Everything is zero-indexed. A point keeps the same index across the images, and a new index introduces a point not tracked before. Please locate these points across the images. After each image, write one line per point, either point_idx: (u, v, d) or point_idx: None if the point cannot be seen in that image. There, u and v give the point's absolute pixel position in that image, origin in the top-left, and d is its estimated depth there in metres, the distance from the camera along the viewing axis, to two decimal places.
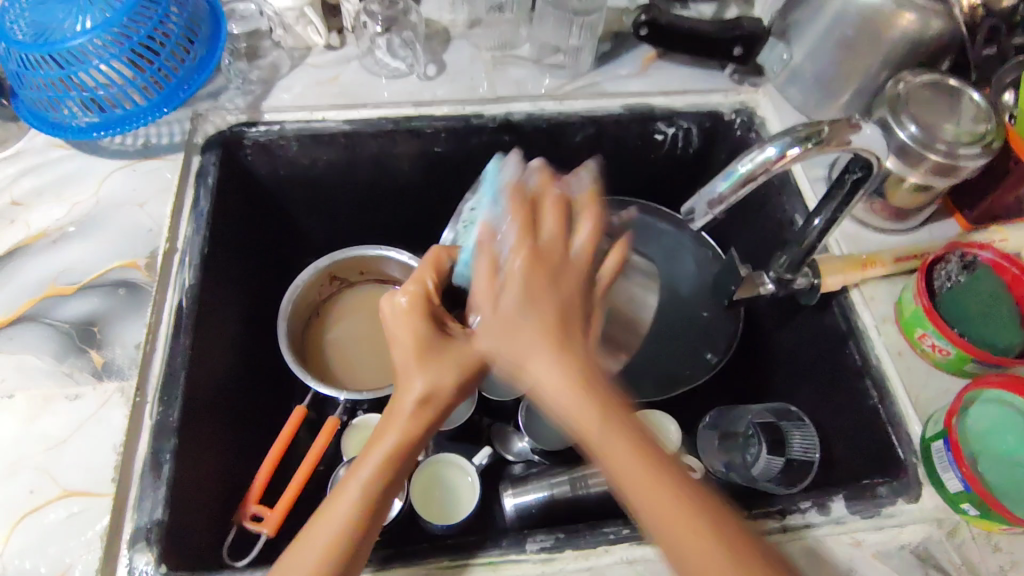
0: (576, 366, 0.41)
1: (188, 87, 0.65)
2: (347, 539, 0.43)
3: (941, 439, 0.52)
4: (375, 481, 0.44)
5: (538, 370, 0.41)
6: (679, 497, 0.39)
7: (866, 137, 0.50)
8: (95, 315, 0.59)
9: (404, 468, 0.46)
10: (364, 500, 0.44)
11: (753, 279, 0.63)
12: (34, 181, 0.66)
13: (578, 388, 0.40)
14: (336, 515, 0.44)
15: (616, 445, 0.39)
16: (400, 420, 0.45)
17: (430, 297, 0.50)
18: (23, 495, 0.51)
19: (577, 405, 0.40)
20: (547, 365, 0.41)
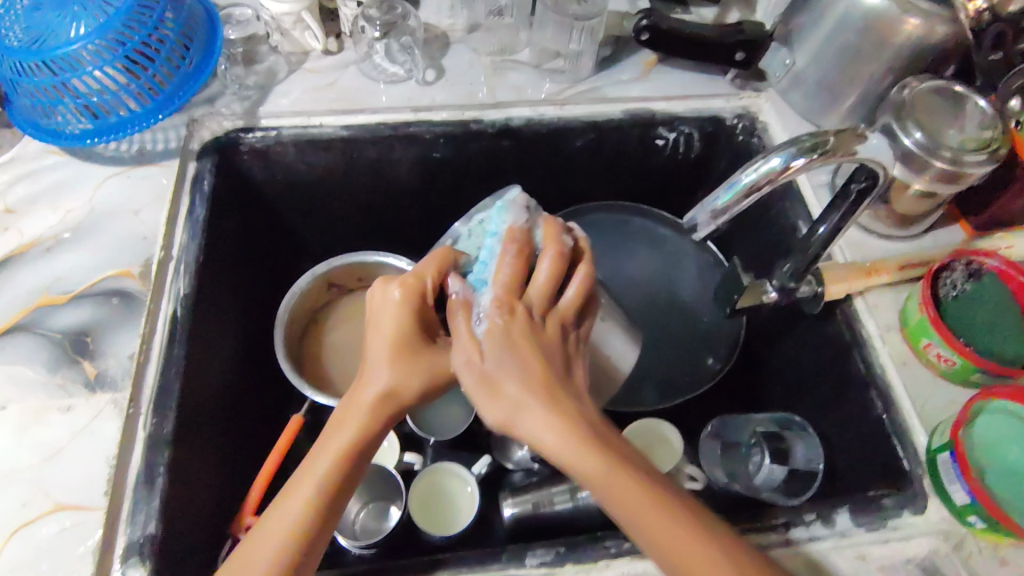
0: (561, 417, 0.43)
1: (183, 94, 0.64)
2: (297, 539, 0.42)
3: (947, 451, 0.51)
4: (330, 477, 0.44)
5: (529, 423, 0.43)
6: (678, 529, 0.40)
7: (870, 148, 0.50)
8: (89, 325, 0.58)
9: (365, 457, 0.46)
10: (319, 499, 0.43)
11: (758, 287, 0.62)
12: (28, 189, 0.65)
13: (565, 430, 0.42)
14: (302, 493, 0.43)
15: (618, 486, 0.41)
16: (371, 404, 0.46)
17: (427, 295, 0.51)
18: (15, 509, 0.50)
19: (561, 443, 0.42)
20: (536, 418, 0.43)
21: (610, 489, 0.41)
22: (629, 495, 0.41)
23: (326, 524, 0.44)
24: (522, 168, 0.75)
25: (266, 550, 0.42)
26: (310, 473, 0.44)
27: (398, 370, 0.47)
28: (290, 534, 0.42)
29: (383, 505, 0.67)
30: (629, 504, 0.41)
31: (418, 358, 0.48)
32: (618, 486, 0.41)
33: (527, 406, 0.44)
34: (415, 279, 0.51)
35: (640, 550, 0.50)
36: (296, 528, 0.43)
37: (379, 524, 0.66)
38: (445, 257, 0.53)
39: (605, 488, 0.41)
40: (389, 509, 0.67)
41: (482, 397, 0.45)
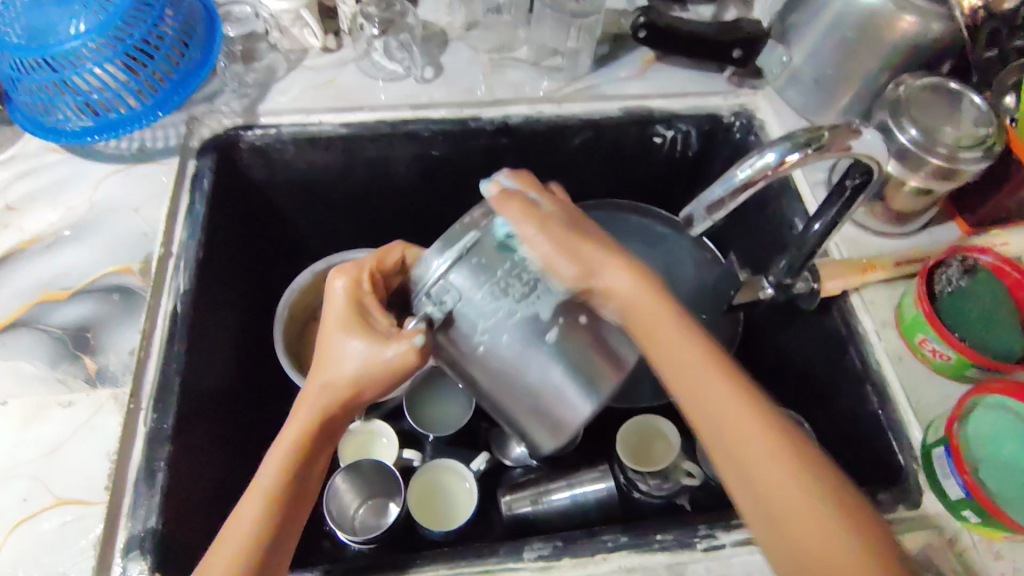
0: (681, 317, 0.47)
1: (183, 90, 0.65)
2: (257, 528, 0.45)
3: (942, 446, 0.52)
4: (280, 467, 0.48)
5: (629, 300, 0.47)
6: (759, 423, 0.43)
7: (866, 143, 0.50)
8: (89, 321, 0.58)
9: (318, 447, 0.50)
10: (272, 488, 0.47)
11: (754, 283, 0.63)
12: (29, 185, 0.65)
13: (687, 330, 0.46)
14: (254, 497, 0.47)
15: (711, 379, 0.45)
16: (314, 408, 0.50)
17: (361, 283, 0.53)
18: (16, 503, 0.50)
19: (677, 334, 0.46)
20: (671, 327, 0.46)
21: (692, 381, 0.45)
22: (712, 385, 0.45)
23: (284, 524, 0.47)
24: (520, 165, 0.75)
25: (227, 556, 0.44)
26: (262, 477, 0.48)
27: (333, 370, 0.50)
28: (245, 535, 0.45)
29: (382, 502, 0.67)
30: (710, 399, 0.44)
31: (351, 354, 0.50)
32: (711, 382, 0.45)
33: (630, 289, 0.47)
34: (353, 266, 0.54)
35: (636, 544, 0.51)
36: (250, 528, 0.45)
37: (378, 521, 0.65)
38: (382, 252, 0.56)
39: (699, 380, 0.45)
40: (389, 506, 0.66)
41: (563, 262, 0.46)
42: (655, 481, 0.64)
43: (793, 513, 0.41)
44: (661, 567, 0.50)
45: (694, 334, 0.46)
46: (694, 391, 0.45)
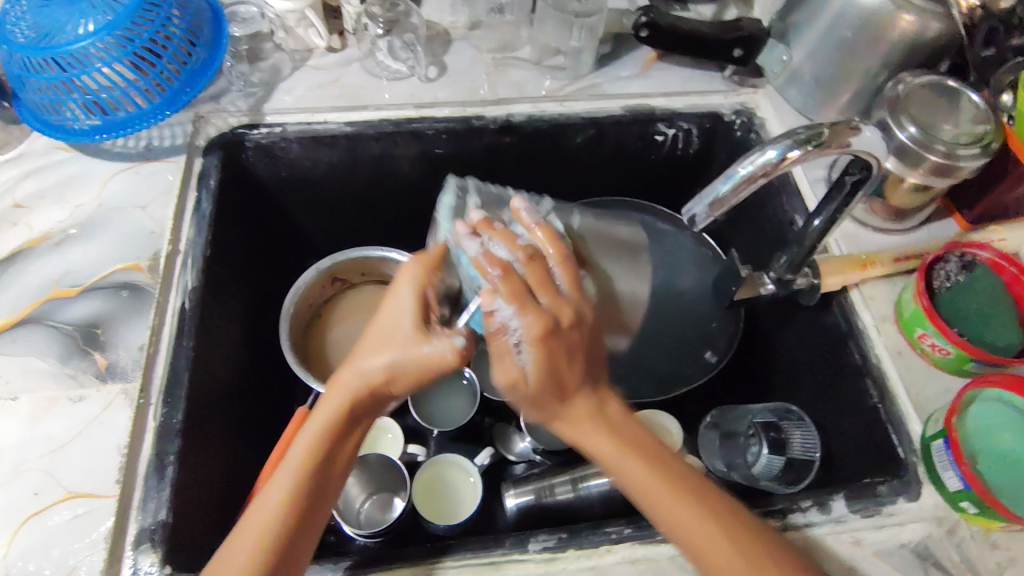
0: (645, 455, 0.46)
1: (191, 90, 0.66)
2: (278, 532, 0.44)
3: (941, 439, 0.53)
4: (291, 488, 0.46)
5: (619, 462, 0.46)
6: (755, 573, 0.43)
7: (866, 139, 0.50)
8: (99, 317, 0.59)
9: (323, 476, 0.47)
10: (284, 500, 0.45)
11: (755, 279, 0.63)
12: (36, 184, 0.66)
13: (649, 468, 0.45)
14: (267, 504, 0.45)
15: (694, 522, 0.44)
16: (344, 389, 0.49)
17: (420, 320, 0.48)
18: (27, 497, 0.51)
19: (643, 478, 0.45)
20: (628, 462, 0.46)
21: (629, 467, 0.46)
22: (651, 480, 0.45)
23: (323, 500, 0.48)
24: (522, 163, 0.76)
25: (250, 539, 0.44)
26: (294, 454, 0.47)
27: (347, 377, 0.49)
28: (273, 514, 0.45)
29: (385, 496, 0.68)
30: (660, 499, 0.45)
31: (399, 340, 0.48)
32: (691, 525, 0.44)
33: (593, 442, 0.46)
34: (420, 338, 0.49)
35: (640, 536, 0.52)
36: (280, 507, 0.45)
37: (383, 515, 0.66)
38: (428, 272, 0.49)
39: (687, 530, 0.44)
40: (394, 501, 0.67)
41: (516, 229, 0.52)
42: None
43: None
44: (663, 558, 0.51)
45: (662, 475, 0.46)
46: (641, 485, 0.45)
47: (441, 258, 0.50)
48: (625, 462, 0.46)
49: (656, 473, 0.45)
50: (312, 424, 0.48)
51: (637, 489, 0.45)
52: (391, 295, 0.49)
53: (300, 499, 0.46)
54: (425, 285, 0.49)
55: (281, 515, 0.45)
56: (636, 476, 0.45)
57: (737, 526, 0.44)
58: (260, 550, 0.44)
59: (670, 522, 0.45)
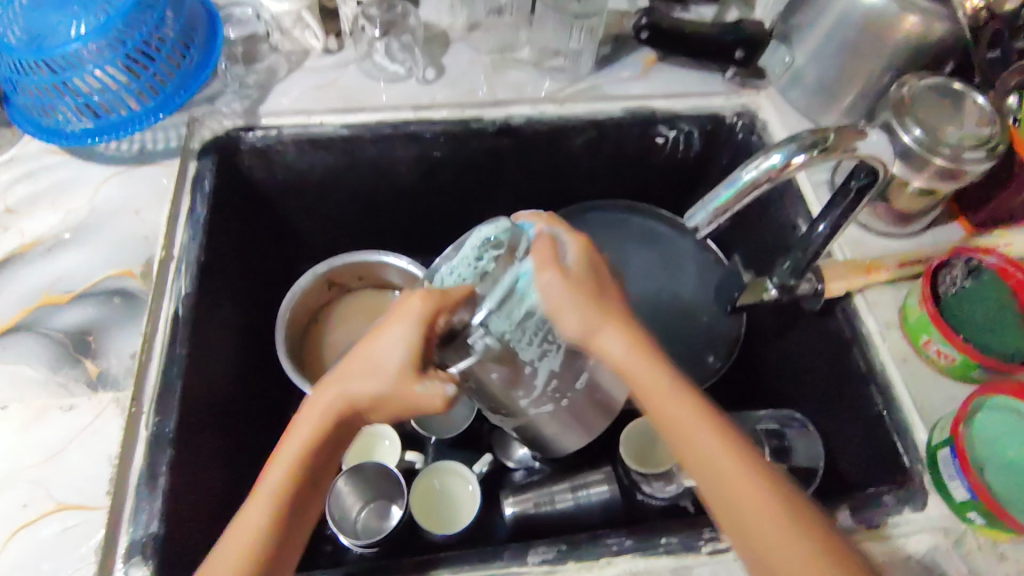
0: (639, 341, 0.44)
1: (184, 93, 0.64)
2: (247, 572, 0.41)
3: (947, 447, 0.52)
4: (264, 523, 0.42)
5: (609, 344, 0.44)
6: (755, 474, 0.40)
7: (872, 144, 0.50)
8: (90, 324, 0.58)
9: (299, 508, 0.44)
10: (256, 536, 0.42)
11: (758, 284, 0.63)
12: (28, 188, 0.65)
13: (645, 356, 0.43)
14: (237, 539, 0.42)
15: (681, 411, 0.42)
16: (327, 411, 0.44)
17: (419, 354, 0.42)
18: (16, 509, 0.50)
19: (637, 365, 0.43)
20: (617, 339, 0.44)
21: (638, 369, 0.43)
22: (668, 384, 0.43)
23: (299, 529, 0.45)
24: (521, 167, 0.75)
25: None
26: (265, 484, 0.44)
27: (328, 400, 0.44)
28: (246, 551, 0.42)
29: (383, 504, 0.67)
30: (670, 406, 0.42)
31: (389, 372, 0.42)
32: (683, 412, 0.42)
33: (621, 345, 0.43)
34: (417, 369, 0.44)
35: (641, 547, 0.51)
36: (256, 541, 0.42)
37: (381, 524, 0.65)
38: (437, 299, 0.41)
39: (673, 413, 0.42)
40: (390, 509, 0.66)
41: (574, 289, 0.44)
42: (659, 483, 0.64)
43: (780, 548, 0.38)
44: (666, 570, 0.50)
45: (652, 364, 0.43)
46: (632, 372, 0.43)
47: (458, 292, 0.42)
48: (620, 346, 0.43)
49: (666, 374, 0.43)
50: (286, 449, 0.44)
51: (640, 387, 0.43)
52: (391, 317, 0.42)
53: (272, 536, 0.43)
54: (430, 321, 0.41)
55: (248, 552, 0.42)
56: (620, 354, 0.43)
57: (744, 441, 0.42)
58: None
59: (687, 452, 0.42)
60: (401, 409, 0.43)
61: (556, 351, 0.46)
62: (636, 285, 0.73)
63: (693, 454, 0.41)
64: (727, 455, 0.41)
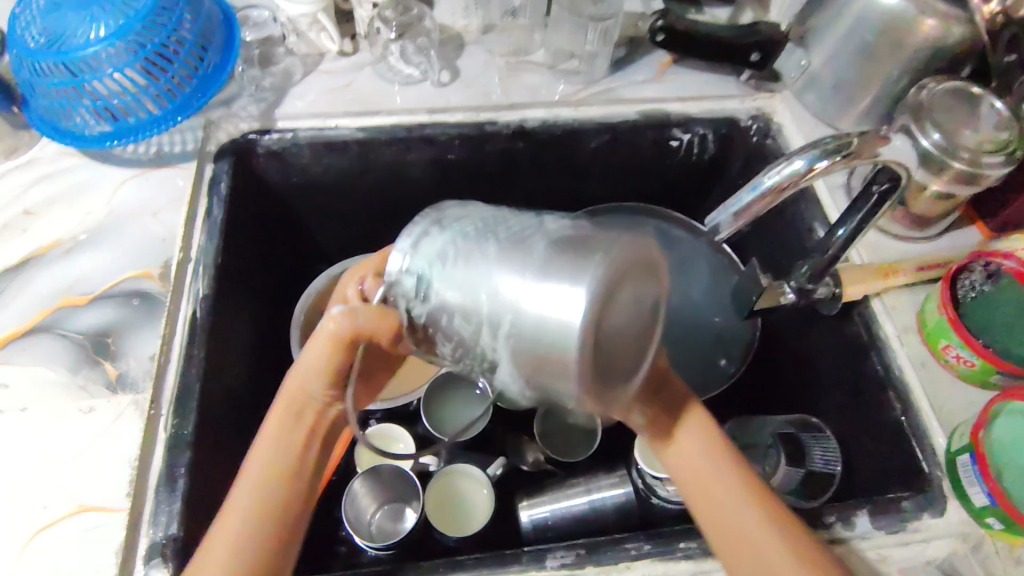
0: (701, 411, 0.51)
1: (201, 97, 0.64)
2: (244, 546, 0.44)
3: (967, 453, 0.52)
4: (258, 496, 0.46)
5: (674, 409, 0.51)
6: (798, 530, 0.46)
7: (896, 146, 0.52)
8: (109, 326, 0.58)
9: (282, 478, 0.47)
10: (252, 508, 0.45)
11: (775, 288, 0.61)
12: (47, 190, 0.65)
13: (706, 425, 0.51)
14: (232, 518, 0.45)
15: (734, 469, 0.49)
16: (282, 401, 0.49)
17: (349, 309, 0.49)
18: (37, 510, 0.50)
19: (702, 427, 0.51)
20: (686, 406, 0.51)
21: (696, 445, 0.50)
22: (722, 449, 0.50)
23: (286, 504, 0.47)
24: (536, 169, 0.75)
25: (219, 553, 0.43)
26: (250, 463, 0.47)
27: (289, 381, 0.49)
28: (239, 525, 0.44)
29: (398, 506, 0.68)
30: (721, 464, 0.49)
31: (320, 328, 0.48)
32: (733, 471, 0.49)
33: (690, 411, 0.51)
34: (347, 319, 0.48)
35: (659, 552, 0.50)
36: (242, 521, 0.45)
37: (395, 526, 0.66)
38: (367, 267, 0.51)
39: (724, 469, 0.49)
40: (405, 511, 0.67)
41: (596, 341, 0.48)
42: None
43: None
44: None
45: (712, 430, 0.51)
46: (697, 434, 0.50)
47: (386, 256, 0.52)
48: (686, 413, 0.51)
49: (721, 441, 0.51)
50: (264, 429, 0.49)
51: (698, 451, 0.50)
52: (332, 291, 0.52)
53: (258, 508, 0.45)
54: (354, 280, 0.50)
55: (242, 527, 0.44)
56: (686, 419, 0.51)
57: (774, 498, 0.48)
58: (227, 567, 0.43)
59: (716, 512, 0.47)
60: (322, 357, 0.47)
61: (495, 242, 0.38)
62: None
63: (722, 498, 0.48)
64: (745, 508, 0.47)
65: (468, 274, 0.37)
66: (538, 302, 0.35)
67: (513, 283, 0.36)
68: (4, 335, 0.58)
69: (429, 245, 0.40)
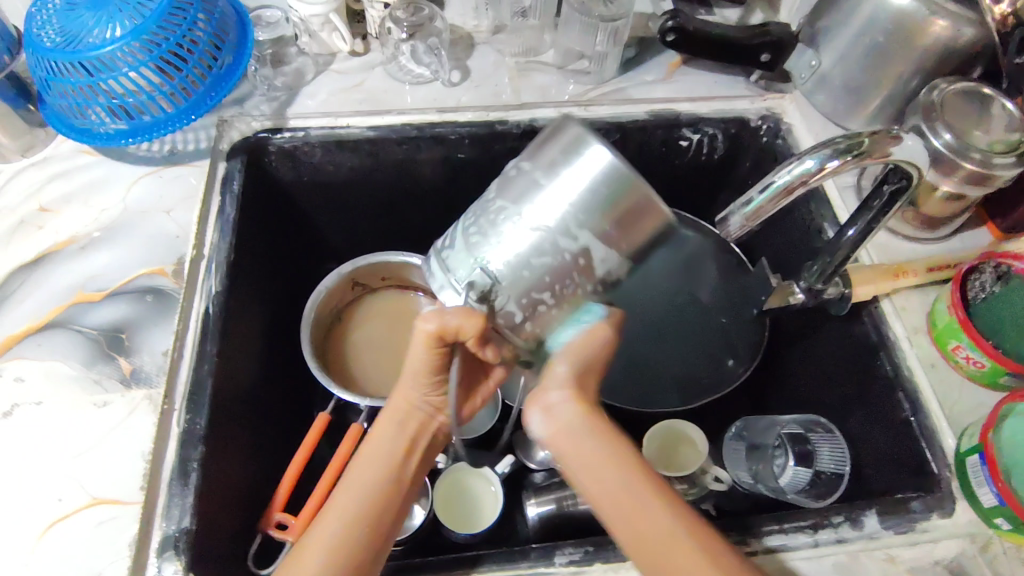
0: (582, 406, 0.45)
1: (216, 94, 0.65)
2: (342, 557, 0.44)
3: (976, 454, 0.52)
4: (354, 503, 0.46)
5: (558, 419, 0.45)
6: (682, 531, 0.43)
7: (907, 149, 0.49)
8: (123, 322, 0.59)
9: (383, 486, 0.48)
10: (349, 519, 0.46)
11: (786, 287, 0.62)
12: (62, 188, 0.66)
13: (589, 425, 0.45)
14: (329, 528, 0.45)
15: (609, 478, 0.44)
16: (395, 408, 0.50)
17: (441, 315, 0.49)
18: (52, 503, 0.51)
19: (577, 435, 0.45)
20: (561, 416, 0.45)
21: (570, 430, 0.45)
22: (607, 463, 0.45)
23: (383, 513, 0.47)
24: None
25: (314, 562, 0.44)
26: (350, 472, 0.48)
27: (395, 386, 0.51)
28: (336, 536, 0.45)
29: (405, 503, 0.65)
30: (608, 483, 0.44)
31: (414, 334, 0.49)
32: (609, 481, 0.44)
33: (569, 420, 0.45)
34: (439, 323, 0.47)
35: None
36: (342, 528, 0.45)
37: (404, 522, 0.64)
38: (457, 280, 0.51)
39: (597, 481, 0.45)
40: (414, 508, 0.65)
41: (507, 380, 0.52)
42: (683, 486, 0.65)
43: None
44: None
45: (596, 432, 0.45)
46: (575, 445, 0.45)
47: None
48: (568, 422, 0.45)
49: (612, 446, 0.45)
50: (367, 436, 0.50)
51: (584, 469, 0.45)
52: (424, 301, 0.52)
53: (357, 519, 0.46)
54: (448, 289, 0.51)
55: (338, 535, 0.45)
56: (569, 431, 0.45)
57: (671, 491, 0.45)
58: (323, 565, 0.44)
59: (599, 489, 0.44)
60: (424, 358, 0.47)
61: (501, 216, 0.45)
62: (655, 291, 0.74)
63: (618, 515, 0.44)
64: (652, 511, 0.44)
65: (499, 239, 0.45)
66: (565, 187, 0.42)
67: (538, 202, 0.43)
68: (20, 330, 0.59)
69: (461, 261, 0.47)
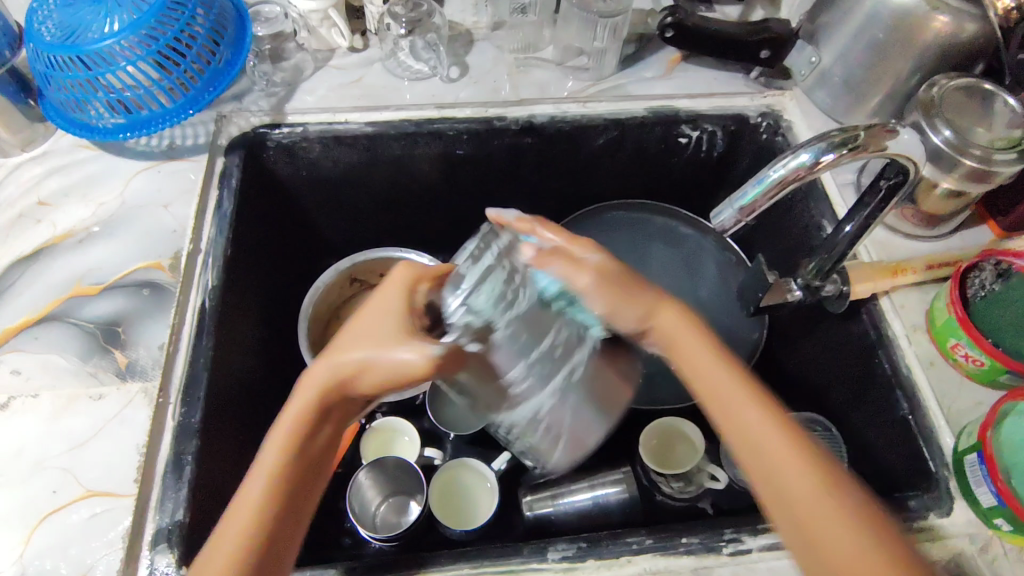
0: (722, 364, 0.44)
1: (213, 89, 0.65)
2: (250, 540, 0.41)
3: (975, 452, 0.51)
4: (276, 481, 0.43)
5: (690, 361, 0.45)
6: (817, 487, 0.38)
7: (903, 143, 0.49)
8: (120, 315, 0.59)
9: (302, 472, 0.45)
10: (269, 499, 0.42)
11: (781, 285, 0.62)
12: (61, 182, 0.66)
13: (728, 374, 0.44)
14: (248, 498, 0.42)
15: (745, 416, 0.42)
16: (317, 390, 0.46)
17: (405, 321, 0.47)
18: (47, 495, 0.51)
19: (712, 375, 0.44)
20: (696, 356, 0.45)
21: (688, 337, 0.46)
22: (746, 407, 0.42)
23: (299, 497, 0.44)
24: (543, 165, 0.75)
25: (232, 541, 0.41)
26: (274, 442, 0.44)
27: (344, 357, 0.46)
28: (252, 514, 0.42)
29: (401, 500, 0.68)
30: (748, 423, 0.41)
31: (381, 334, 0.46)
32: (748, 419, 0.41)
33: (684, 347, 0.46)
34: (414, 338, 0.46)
35: (661, 547, 0.50)
36: (265, 504, 0.42)
37: (399, 518, 0.66)
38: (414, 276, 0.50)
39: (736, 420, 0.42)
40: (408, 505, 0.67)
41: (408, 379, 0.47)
42: (678, 483, 0.65)
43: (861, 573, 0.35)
44: (686, 570, 0.50)
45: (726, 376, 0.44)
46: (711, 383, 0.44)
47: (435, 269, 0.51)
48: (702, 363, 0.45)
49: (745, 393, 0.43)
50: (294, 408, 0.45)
51: (720, 407, 0.43)
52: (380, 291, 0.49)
53: (276, 501, 0.42)
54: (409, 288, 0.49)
55: (256, 514, 0.42)
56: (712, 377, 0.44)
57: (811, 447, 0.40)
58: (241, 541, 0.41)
59: (733, 426, 0.42)
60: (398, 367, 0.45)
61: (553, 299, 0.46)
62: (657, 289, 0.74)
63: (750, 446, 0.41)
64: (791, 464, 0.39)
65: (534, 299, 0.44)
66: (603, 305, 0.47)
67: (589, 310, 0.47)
68: (17, 324, 0.59)
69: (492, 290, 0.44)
